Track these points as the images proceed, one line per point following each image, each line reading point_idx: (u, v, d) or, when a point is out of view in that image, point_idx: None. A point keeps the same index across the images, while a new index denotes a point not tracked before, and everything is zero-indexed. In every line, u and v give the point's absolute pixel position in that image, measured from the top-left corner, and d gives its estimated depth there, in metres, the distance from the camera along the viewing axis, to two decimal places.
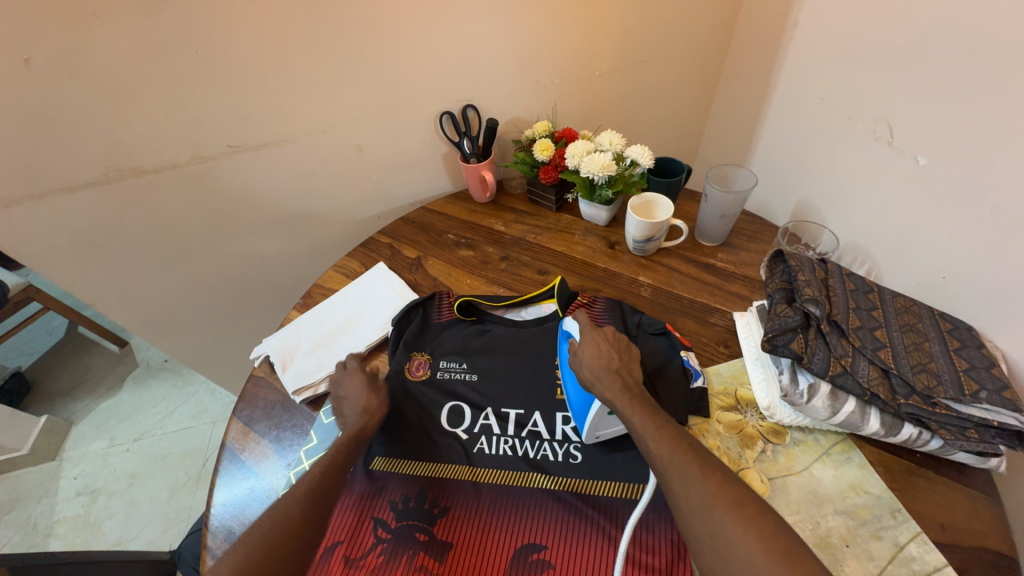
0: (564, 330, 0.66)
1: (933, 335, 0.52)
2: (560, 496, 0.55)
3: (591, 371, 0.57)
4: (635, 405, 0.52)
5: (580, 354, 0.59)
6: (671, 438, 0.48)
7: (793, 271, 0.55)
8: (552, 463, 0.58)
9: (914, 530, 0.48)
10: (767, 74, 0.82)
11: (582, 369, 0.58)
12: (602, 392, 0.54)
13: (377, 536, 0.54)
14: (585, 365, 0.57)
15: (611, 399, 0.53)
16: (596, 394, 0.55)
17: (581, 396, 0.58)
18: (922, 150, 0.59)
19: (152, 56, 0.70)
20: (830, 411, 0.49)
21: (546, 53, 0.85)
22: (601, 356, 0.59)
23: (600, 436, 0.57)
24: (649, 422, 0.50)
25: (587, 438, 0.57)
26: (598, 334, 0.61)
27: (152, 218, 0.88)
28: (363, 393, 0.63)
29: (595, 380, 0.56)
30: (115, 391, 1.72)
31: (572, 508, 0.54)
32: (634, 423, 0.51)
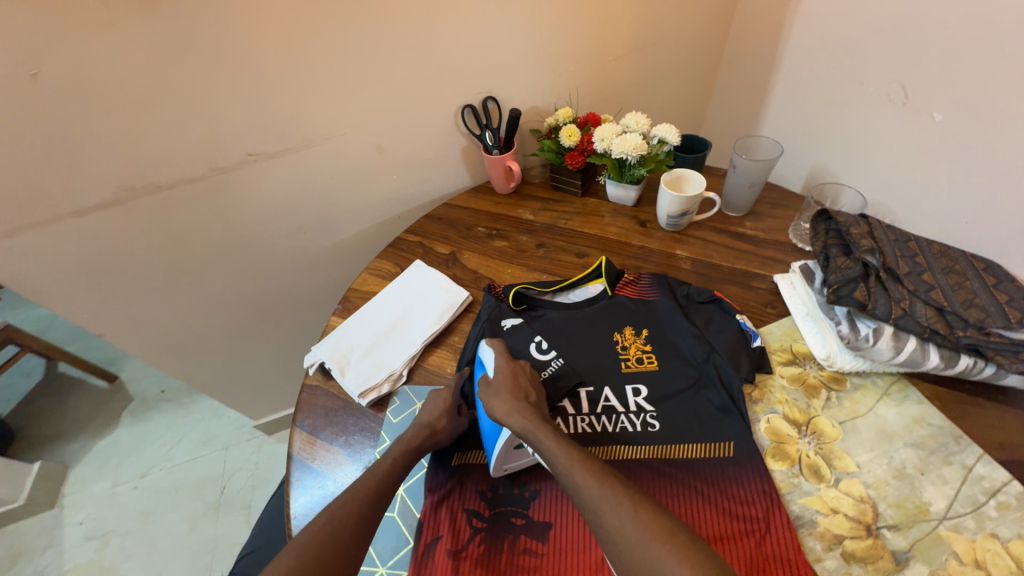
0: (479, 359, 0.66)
1: (972, 273, 0.56)
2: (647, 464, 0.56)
3: (505, 405, 0.56)
4: (551, 433, 0.53)
5: (495, 387, 0.59)
6: None
7: (844, 227, 0.58)
8: (633, 433, 0.59)
9: (978, 452, 0.52)
10: (775, 48, 0.86)
11: (493, 403, 0.57)
12: (515, 424, 0.54)
13: (473, 526, 0.54)
14: (498, 399, 0.57)
15: (525, 429, 0.53)
16: (507, 425, 0.54)
17: (491, 431, 0.58)
18: (938, 107, 0.64)
19: (165, 65, 0.67)
20: (894, 351, 0.52)
21: (562, 40, 0.86)
22: (516, 391, 0.58)
23: (507, 469, 0.57)
24: (565, 449, 0.51)
25: (494, 471, 0.56)
26: (512, 367, 0.62)
27: (167, 236, 0.84)
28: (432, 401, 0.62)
29: (508, 414, 0.55)
30: (111, 428, 1.62)
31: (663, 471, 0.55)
32: (554, 451, 0.51)
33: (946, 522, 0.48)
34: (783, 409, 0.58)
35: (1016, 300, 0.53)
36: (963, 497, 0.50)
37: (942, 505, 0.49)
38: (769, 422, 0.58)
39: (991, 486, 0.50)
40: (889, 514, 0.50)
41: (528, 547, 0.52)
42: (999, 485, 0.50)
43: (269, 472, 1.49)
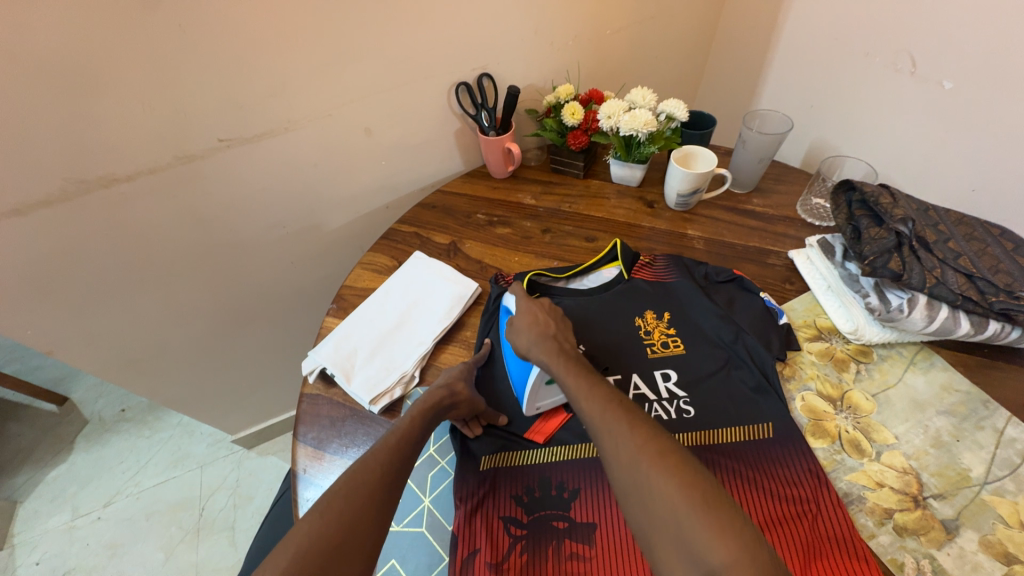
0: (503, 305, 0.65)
1: (993, 240, 0.57)
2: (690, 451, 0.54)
3: (527, 338, 0.57)
4: (572, 369, 0.53)
5: (517, 324, 0.59)
6: None
7: (871, 197, 0.57)
8: (668, 421, 0.56)
9: (1007, 415, 0.53)
10: (775, 22, 0.85)
11: (517, 338, 0.57)
12: (539, 357, 0.55)
13: (512, 535, 0.50)
14: (521, 333, 0.57)
15: (546, 363, 0.54)
16: (533, 360, 0.55)
17: (520, 368, 0.58)
18: (948, 75, 0.65)
19: (119, 34, 0.57)
20: (927, 320, 0.52)
21: (560, 12, 0.81)
22: (537, 324, 0.59)
23: (540, 406, 0.57)
24: (582, 381, 0.51)
25: (527, 409, 0.57)
26: (533, 304, 0.61)
27: (127, 236, 0.74)
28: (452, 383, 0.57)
29: (530, 348, 0.56)
30: (65, 455, 1.46)
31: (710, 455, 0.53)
32: (571, 386, 0.52)
33: (987, 487, 0.49)
34: (816, 385, 0.58)
35: None
36: (1000, 460, 0.50)
37: (982, 470, 0.50)
38: (804, 400, 0.57)
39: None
40: (933, 484, 0.49)
41: (574, 551, 0.49)
42: None
43: (251, 489, 1.39)
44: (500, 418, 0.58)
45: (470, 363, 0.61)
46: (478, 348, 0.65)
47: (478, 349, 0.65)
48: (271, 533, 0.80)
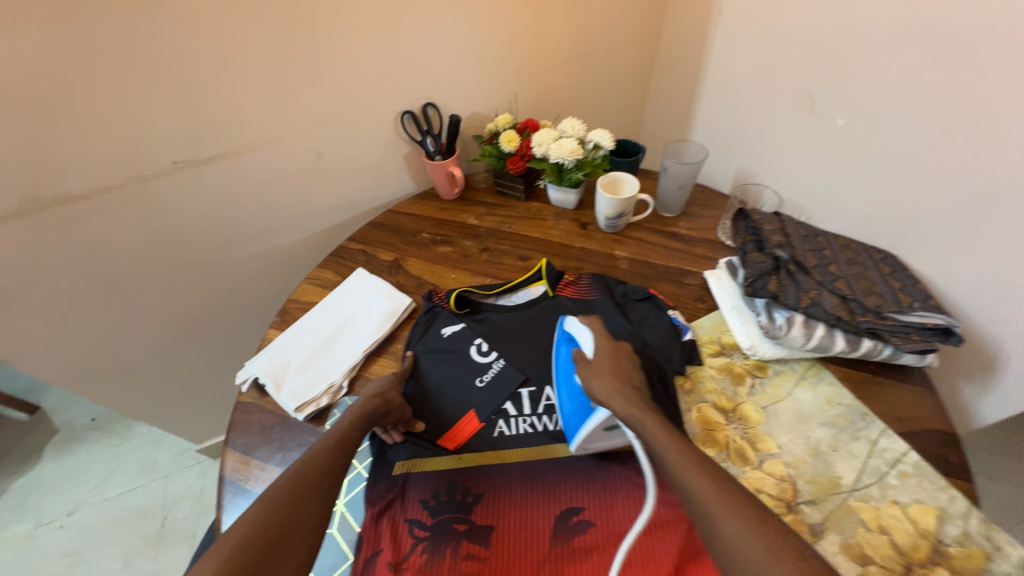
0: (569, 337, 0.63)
1: (872, 264, 0.62)
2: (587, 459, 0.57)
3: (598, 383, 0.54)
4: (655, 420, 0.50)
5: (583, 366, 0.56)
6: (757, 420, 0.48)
7: (757, 223, 0.63)
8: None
9: (881, 427, 0.57)
10: (700, 59, 0.92)
11: (593, 382, 0.55)
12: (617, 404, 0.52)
13: (415, 536, 0.53)
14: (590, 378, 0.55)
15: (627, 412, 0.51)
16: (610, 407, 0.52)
17: (580, 407, 0.57)
18: (839, 113, 0.71)
19: (77, 70, 0.63)
20: (805, 338, 0.56)
21: (500, 48, 0.87)
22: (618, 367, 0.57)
23: (588, 448, 0.56)
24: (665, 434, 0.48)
25: (576, 449, 0.56)
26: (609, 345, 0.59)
27: (87, 250, 0.78)
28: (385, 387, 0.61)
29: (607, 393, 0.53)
30: (33, 463, 1.47)
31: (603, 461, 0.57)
32: (659, 436, 0.48)
33: (854, 493, 0.53)
34: (712, 398, 0.62)
35: (908, 287, 0.59)
36: (869, 469, 0.54)
37: (852, 478, 0.53)
38: (699, 411, 0.61)
39: (891, 457, 0.55)
40: (807, 490, 0.53)
41: (470, 552, 0.52)
42: (899, 455, 0.55)
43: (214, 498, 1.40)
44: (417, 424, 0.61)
45: (398, 372, 0.65)
46: (407, 357, 0.69)
47: (406, 358, 0.69)
48: (208, 540, 0.82)
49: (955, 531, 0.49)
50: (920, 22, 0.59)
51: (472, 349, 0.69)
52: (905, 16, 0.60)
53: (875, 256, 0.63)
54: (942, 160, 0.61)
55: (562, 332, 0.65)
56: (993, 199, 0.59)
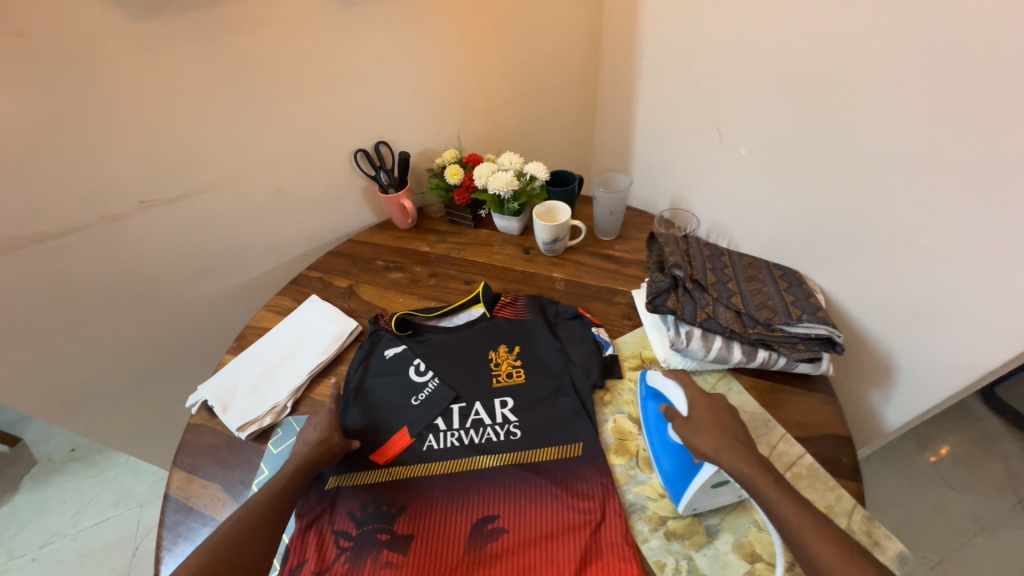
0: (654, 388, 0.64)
1: (770, 280, 0.68)
2: (507, 470, 0.61)
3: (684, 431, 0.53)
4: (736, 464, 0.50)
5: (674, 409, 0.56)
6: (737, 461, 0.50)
7: (662, 246, 0.70)
8: (497, 441, 0.64)
9: (781, 432, 0.61)
10: (630, 96, 1.00)
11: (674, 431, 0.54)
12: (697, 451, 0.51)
13: (340, 546, 0.56)
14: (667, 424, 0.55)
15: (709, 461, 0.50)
16: None
17: (680, 461, 0.56)
18: (742, 143, 0.78)
19: (48, 124, 0.70)
20: (705, 350, 0.62)
21: (445, 91, 0.96)
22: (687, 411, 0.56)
23: (696, 507, 0.55)
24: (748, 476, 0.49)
25: (684, 509, 0.54)
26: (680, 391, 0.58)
27: (57, 285, 0.83)
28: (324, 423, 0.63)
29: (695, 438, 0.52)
30: (10, 497, 1.49)
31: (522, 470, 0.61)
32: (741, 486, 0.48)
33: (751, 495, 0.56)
34: (628, 409, 0.66)
35: (800, 300, 0.65)
36: None
37: None
38: (615, 422, 0.65)
39: (788, 460, 0.58)
40: None
41: (389, 560, 0.55)
42: (795, 458, 0.58)
43: None
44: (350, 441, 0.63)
45: (331, 408, 0.66)
46: (348, 376, 0.73)
47: (348, 377, 0.73)
48: None
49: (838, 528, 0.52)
50: (792, 65, 0.66)
51: (410, 368, 0.73)
52: (780, 61, 0.67)
53: (773, 271, 0.70)
54: (828, 185, 0.67)
55: (646, 386, 0.65)
56: (875, 225, 0.64)
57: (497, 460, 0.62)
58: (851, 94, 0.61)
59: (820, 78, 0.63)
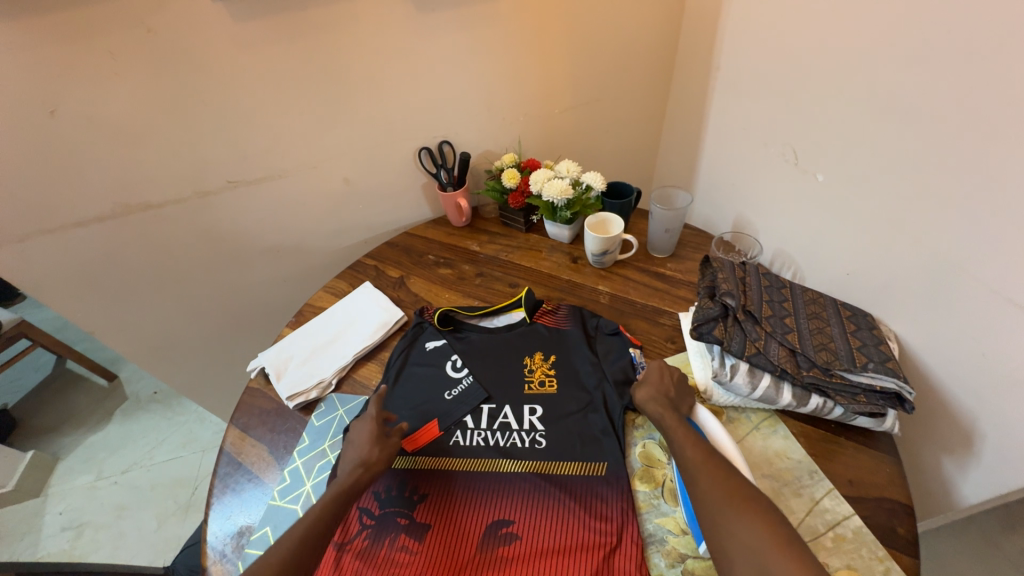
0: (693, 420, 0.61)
1: (835, 321, 0.63)
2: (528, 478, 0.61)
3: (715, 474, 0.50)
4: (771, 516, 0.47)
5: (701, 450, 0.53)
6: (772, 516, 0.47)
7: (715, 272, 0.67)
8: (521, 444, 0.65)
9: (827, 487, 0.56)
10: (702, 110, 0.96)
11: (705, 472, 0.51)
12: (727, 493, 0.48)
13: (362, 523, 0.60)
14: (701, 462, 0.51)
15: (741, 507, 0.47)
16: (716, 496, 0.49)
17: None
18: (819, 169, 0.72)
19: (163, 108, 0.80)
20: (750, 386, 0.58)
21: (511, 96, 0.98)
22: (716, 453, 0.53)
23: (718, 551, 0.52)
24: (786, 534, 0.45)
25: (705, 549, 0.53)
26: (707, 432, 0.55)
27: (155, 249, 0.95)
28: (366, 443, 0.61)
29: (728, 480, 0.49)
30: (103, 425, 1.72)
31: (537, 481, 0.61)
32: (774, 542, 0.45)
33: None
34: (659, 436, 0.64)
35: (868, 347, 0.59)
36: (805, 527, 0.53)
37: None
38: (644, 447, 0.63)
39: (832, 519, 0.53)
40: None
41: (404, 545, 0.57)
42: (841, 517, 0.53)
43: None
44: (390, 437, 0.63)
45: (371, 417, 0.65)
46: (390, 363, 0.77)
47: (389, 363, 0.77)
48: None
49: None
50: (886, 89, 0.60)
51: (447, 362, 0.75)
52: (873, 84, 0.61)
53: (840, 311, 0.64)
54: (915, 223, 0.61)
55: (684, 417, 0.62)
56: (962, 273, 0.57)
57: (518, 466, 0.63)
58: (957, 126, 0.54)
59: (919, 106, 0.57)
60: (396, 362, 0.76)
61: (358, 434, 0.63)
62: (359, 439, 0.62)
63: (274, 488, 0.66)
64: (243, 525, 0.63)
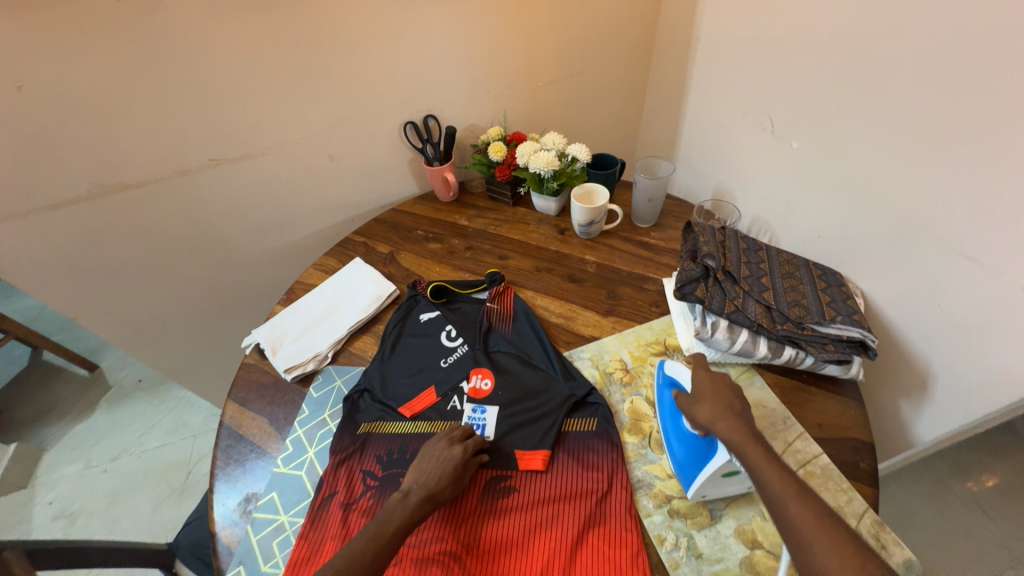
0: (667, 377, 0.65)
1: (808, 279, 0.67)
2: (541, 424, 0.65)
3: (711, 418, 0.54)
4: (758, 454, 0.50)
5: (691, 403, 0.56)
6: (760, 458, 0.50)
7: (697, 236, 0.70)
8: (525, 389, 0.69)
9: (799, 430, 0.61)
10: (683, 81, 0.98)
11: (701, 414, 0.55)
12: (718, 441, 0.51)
13: (366, 484, 0.62)
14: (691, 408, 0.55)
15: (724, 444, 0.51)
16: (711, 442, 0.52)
17: (693, 451, 0.57)
18: (794, 135, 0.75)
19: (136, 83, 0.77)
20: (730, 341, 0.62)
21: (495, 68, 0.98)
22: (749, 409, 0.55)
23: (707, 494, 0.56)
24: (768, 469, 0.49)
25: (692, 495, 0.56)
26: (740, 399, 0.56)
27: (137, 230, 0.93)
28: (437, 470, 0.58)
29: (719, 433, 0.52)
30: (89, 414, 1.70)
31: (548, 433, 0.64)
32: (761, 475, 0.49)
33: None
34: (646, 392, 0.68)
35: (836, 301, 0.63)
36: None
37: None
38: (632, 403, 0.67)
39: (802, 458, 0.58)
40: None
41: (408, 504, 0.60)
42: (811, 457, 0.58)
43: None
44: (453, 448, 0.60)
45: (444, 443, 0.61)
46: (385, 334, 0.79)
47: (385, 335, 0.79)
48: None
49: None
50: (856, 57, 0.63)
51: (442, 333, 0.77)
52: (843, 51, 0.64)
53: (814, 270, 0.69)
54: (880, 186, 0.64)
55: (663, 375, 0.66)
56: (921, 230, 0.61)
57: (527, 411, 0.66)
58: (921, 91, 0.57)
59: (885, 74, 0.60)
60: (392, 335, 0.78)
61: (427, 459, 0.59)
62: (432, 467, 0.58)
63: (277, 457, 0.67)
64: (249, 492, 0.65)
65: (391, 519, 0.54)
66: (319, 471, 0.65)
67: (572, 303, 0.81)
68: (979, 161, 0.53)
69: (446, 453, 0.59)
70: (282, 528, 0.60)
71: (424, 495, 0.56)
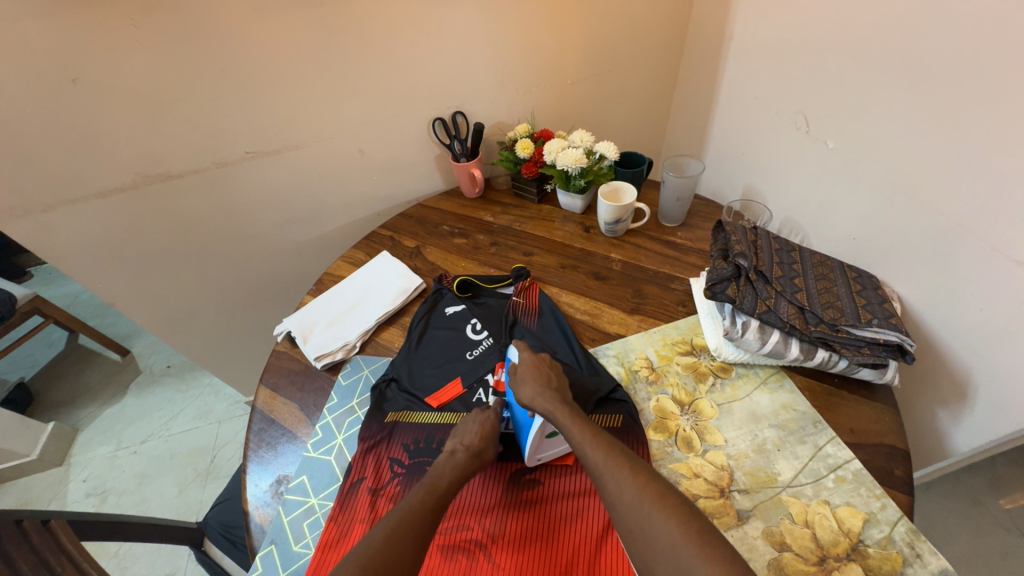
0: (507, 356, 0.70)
1: (842, 281, 0.66)
2: None
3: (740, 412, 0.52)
4: None
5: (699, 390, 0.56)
6: None
7: (728, 235, 0.70)
8: None
9: (831, 434, 0.60)
10: (714, 79, 0.97)
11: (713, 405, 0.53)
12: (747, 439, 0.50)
13: (394, 471, 0.64)
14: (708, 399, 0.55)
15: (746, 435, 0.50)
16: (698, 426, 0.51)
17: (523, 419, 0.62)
18: (830, 135, 0.73)
19: (181, 77, 0.80)
20: (760, 342, 0.61)
21: (525, 65, 0.98)
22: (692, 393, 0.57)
23: (540, 457, 0.61)
24: None
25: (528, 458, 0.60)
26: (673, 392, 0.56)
27: (174, 219, 0.96)
28: (478, 434, 0.61)
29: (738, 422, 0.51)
30: (120, 397, 1.77)
31: None
32: None
33: (789, 489, 0.55)
34: (672, 391, 0.67)
35: (872, 305, 0.62)
36: (809, 470, 0.57)
37: (789, 476, 0.56)
38: (658, 401, 0.66)
39: (833, 463, 0.57)
40: (742, 480, 0.57)
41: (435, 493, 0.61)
42: (842, 461, 0.57)
43: None
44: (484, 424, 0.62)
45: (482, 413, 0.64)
46: (412, 326, 0.80)
47: (411, 326, 0.80)
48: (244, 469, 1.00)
49: (878, 534, 0.51)
50: (900, 55, 0.61)
51: (467, 326, 0.78)
52: (886, 49, 0.62)
53: (848, 273, 0.68)
54: (921, 187, 0.63)
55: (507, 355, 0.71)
56: (963, 234, 0.59)
57: None
58: (969, 89, 0.55)
59: (931, 72, 0.58)
60: (418, 327, 0.79)
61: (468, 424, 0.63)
62: (475, 429, 0.62)
63: (307, 442, 0.69)
64: (280, 474, 0.67)
65: (442, 475, 0.57)
66: (347, 458, 0.66)
67: (597, 300, 0.81)
68: (1022, 163, 0.52)
69: (482, 423, 0.62)
70: (311, 510, 0.62)
71: (471, 452, 0.59)
